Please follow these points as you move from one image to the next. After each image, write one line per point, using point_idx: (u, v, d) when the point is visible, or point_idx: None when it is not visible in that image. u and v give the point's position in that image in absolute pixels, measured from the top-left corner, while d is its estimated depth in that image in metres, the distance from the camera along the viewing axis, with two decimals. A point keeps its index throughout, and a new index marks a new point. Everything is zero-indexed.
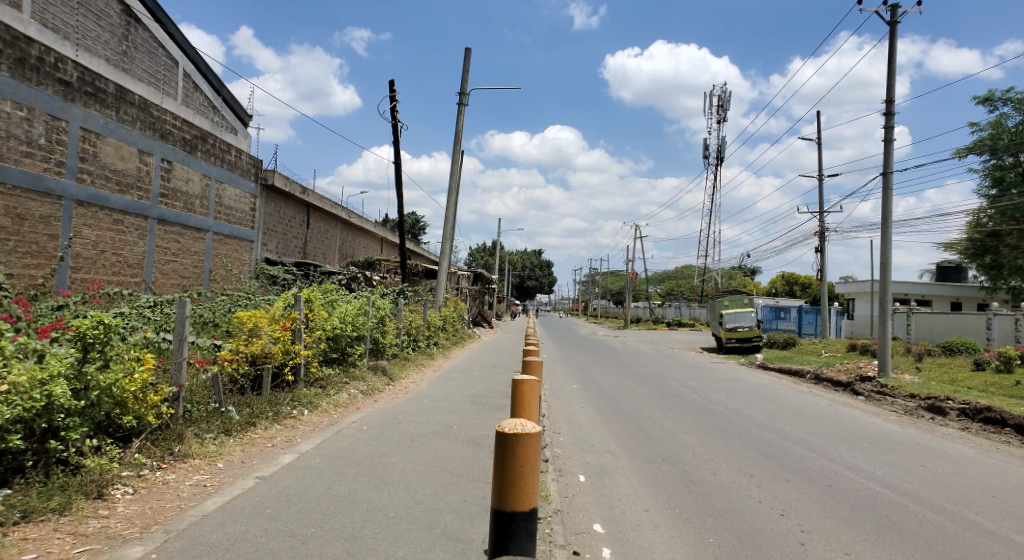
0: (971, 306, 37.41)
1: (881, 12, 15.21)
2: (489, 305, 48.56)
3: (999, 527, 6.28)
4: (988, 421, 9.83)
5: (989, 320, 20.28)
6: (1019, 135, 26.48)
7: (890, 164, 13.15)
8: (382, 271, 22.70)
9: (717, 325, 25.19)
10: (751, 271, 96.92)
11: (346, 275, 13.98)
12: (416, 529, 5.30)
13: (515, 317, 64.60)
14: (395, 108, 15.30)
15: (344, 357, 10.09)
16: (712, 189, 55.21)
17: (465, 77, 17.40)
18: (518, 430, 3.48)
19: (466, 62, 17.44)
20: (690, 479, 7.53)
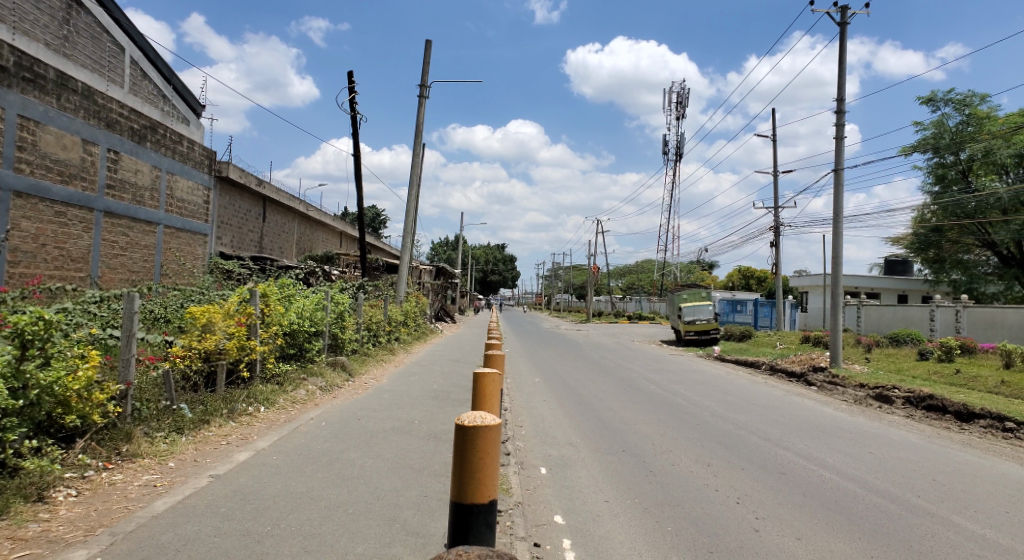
0: (916, 299, 38.92)
1: (829, 14, 15.85)
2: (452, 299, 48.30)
3: (939, 508, 6.56)
4: (930, 409, 10.27)
5: (933, 312, 20.98)
6: (960, 135, 27.64)
7: (841, 161, 13.51)
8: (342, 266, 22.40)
9: (676, 318, 25.68)
10: (709, 264, 98.99)
11: (304, 269, 13.75)
12: (375, 525, 5.25)
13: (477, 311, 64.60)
14: (355, 99, 15.05)
15: (302, 352, 9.87)
16: (673, 184, 55.97)
17: (427, 70, 17.19)
18: (476, 422, 3.46)
19: (427, 54, 17.21)
20: (650, 470, 7.63)
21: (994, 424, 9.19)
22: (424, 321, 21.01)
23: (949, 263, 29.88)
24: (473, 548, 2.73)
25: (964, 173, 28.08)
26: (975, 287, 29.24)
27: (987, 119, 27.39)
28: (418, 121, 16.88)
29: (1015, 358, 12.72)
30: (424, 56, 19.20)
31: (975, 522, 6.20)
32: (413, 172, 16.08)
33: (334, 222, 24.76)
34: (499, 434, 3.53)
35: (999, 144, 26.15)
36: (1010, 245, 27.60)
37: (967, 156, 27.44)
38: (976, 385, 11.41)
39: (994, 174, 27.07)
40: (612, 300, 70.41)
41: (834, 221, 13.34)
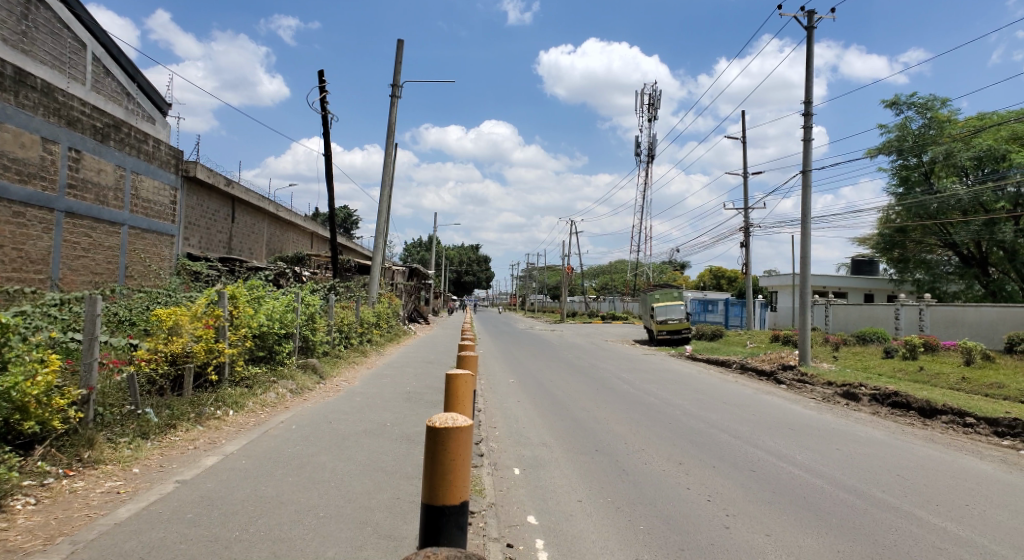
0: (882, 298, 39.82)
1: (796, 19, 16.11)
2: (425, 301, 47.99)
3: (903, 503, 6.70)
4: (895, 405, 10.50)
5: (897, 311, 21.53)
6: (922, 138, 28.33)
7: (809, 163, 13.73)
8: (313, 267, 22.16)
9: (648, 318, 25.93)
10: (681, 265, 100.12)
11: (274, 270, 13.57)
12: (346, 528, 5.19)
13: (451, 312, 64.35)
14: (326, 98, 14.90)
15: (272, 355, 9.72)
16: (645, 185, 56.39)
17: (399, 70, 17.08)
18: (450, 423, 3.40)
19: (400, 54, 17.09)
20: (623, 469, 7.67)
21: (956, 419, 9.45)
22: (397, 323, 20.88)
23: (913, 262, 30.59)
24: (443, 549, 2.69)
25: (926, 175, 28.75)
26: (937, 286, 29.81)
27: (947, 122, 28.15)
28: (391, 121, 16.77)
29: (975, 355, 13.07)
30: (397, 55, 19.03)
31: (937, 516, 6.34)
32: (385, 172, 15.95)
33: (304, 223, 24.45)
34: (471, 434, 3.48)
35: (959, 147, 26.87)
36: (969, 245, 28.39)
37: (929, 159, 28.12)
38: (939, 382, 11.69)
39: (955, 177, 27.58)
40: (585, 300, 70.72)
41: (802, 222, 13.55)
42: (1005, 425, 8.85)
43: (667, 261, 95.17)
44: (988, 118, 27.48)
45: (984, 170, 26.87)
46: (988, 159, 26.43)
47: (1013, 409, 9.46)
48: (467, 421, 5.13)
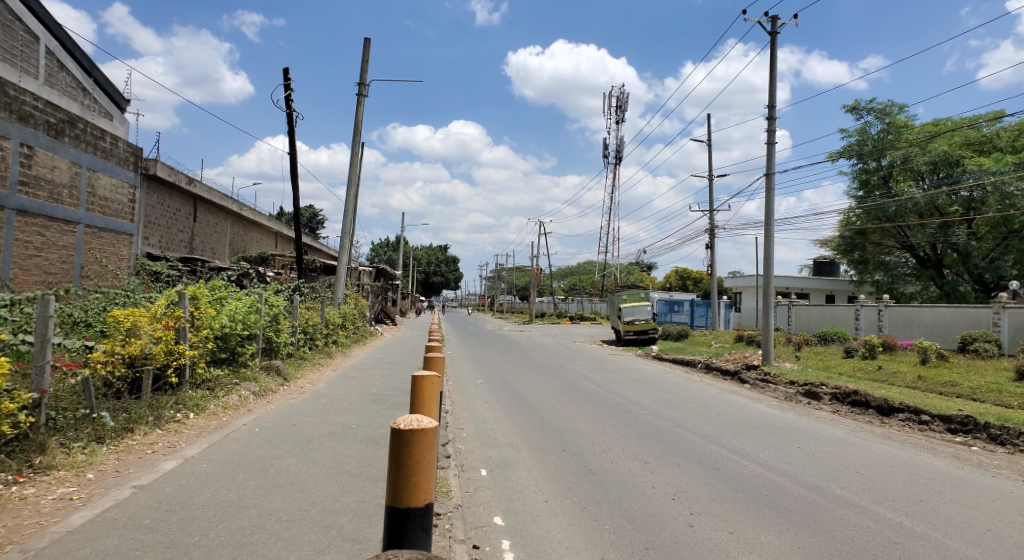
0: (842, 299, 40.78)
1: (760, 24, 16.38)
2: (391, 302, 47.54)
3: (860, 499, 6.87)
4: (855, 404, 10.74)
5: (857, 312, 21.99)
6: (881, 143, 29.06)
7: (772, 165, 13.96)
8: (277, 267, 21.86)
9: (616, 319, 26.16)
10: (648, 266, 101.21)
11: (237, 271, 13.34)
12: (309, 532, 5.13)
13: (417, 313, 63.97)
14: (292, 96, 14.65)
15: (234, 356, 9.55)
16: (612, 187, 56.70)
17: (366, 68, 16.91)
18: (414, 426, 3.23)
19: (368, 52, 16.93)
20: (590, 468, 7.72)
21: (912, 417, 9.70)
22: (363, 324, 20.69)
23: (872, 264, 31.35)
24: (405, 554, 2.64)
25: (885, 178, 29.50)
26: (895, 287, 30.71)
27: (904, 128, 28.97)
28: (357, 120, 16.60)
29: (930, 354, 13.44)
30: (364, 53, 18.84)
31: (893, 511, 6.51)
32: (352, 172, 15.78)
33: (269, 222, 24.07)
34: (437, 436, 3.30)
35: (916, 152, 27.67)
36: (926, 248, 29.22)
37: (888, 163, 28.84)
38: (896, 381, 12.01)
39: (912, 180, 28.59)
40: (554, 300, 70.97)
41: (765, 224, 13.77)
42: (958, 422, 9.13)
43: (635, 262, 96.11)
44: (943, 124, 28.36)
45: (940, 175, 27.69)
46: (944, 164, 27.24)
47: (966, 406, 9.77)
48: (433, 423, 5.01)
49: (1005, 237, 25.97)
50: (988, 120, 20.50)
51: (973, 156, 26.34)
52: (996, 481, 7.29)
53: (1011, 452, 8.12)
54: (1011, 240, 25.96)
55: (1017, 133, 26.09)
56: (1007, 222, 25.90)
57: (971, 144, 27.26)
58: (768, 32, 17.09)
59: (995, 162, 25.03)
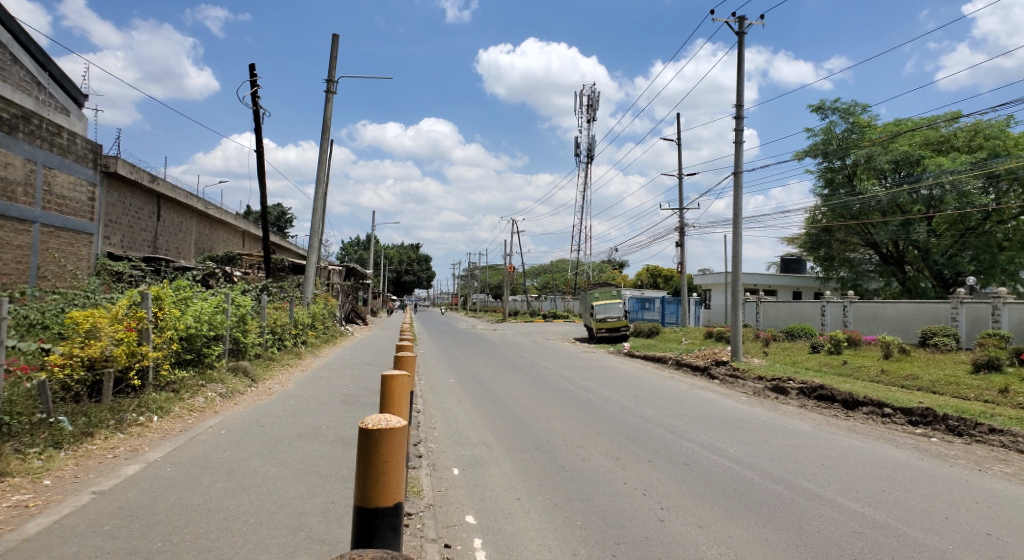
0: (808, 296, 41.65)
1: (728, 24, 16.66)
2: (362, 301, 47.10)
3: (826, 491, 7.00)
4: (821, 398, 10.97)
5: (823, 308, 22.41)
6: (845, 142, 29.72)
7: (740, 164, 14.15)
8: (245, 267, 21.50)
9: (588, 317, 26.29)
10: (618, 264, 102.18)
11: (202, 271, 13.09)
12: (278, 534, 5.06)
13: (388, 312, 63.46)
14: (257, 93, 14.38)
15: (200, 358, 9.37)
16: (584, 185, 56.88)
17: (335, 65, 16.71)
18: (382, 424, 3.14)
19: (336, 48, 16.72)
20: (562, 465, 7.76)
21: (875, 410, 9.94)
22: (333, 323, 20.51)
23: (837, 261, 31.88)
24: (374, 553, 2.61)
25: (850, 177, 29.99)
26: (860, 284, 31.31)
27: (868, 127, 29.64)
28: (326, 117, 16.40)
29: (893, 349, 13.81)
30: (331, 48, 18.48)
31: (856, 502, 6.65)
32: (320, 170, 15.56)
33: (236, 222, 23.67)
34: (407, 436, 3.19)
35: (878, 151, 28.29)
36: (888, 245, 29.85)
37: (852, 161, 29.46)
38: (861, 374, 12.31)
39: (875, 179, 29.20)
40: (526, 299, 71.07)
41: (734, 222, 13.95)
42: (918, 414, 9.40)
43: (606, 261, 96.90)
44: (904, 124, 29.07)
45: (902, 173, 28.38)
46: (905, 163, 27.92)
47: (926, 398, 10.04)
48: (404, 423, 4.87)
49: (962, 235, 27.00)
50: (945, 120, 20.84)
51: (933, 156, 27.10)
52: (955, 471, 7.50)
53: (967, 443, 8.40)
54: (968, 238, 26.96)
55: (973, 133, 26.95)
56: (965, 220, 26.97)
57: (931, 144, 28.00)
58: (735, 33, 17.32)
59: (954, 161, 25.79)
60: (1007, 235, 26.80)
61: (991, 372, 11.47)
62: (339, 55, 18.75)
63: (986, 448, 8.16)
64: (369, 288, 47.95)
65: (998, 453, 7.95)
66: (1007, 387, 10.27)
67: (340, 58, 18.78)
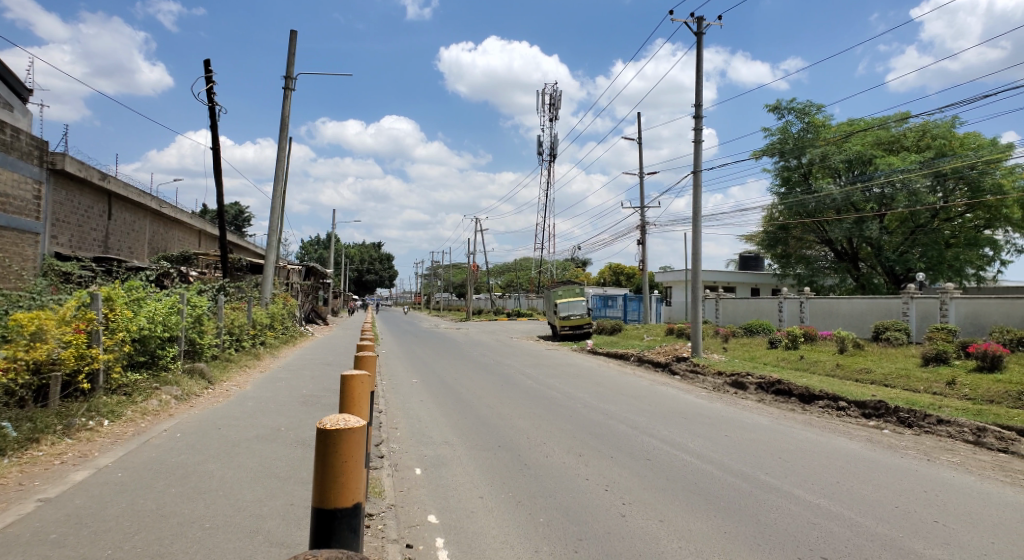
0: (766, 292, 42.60)
1: (686, 24, 16.97)
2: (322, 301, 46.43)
3: (783, 483, 7.15)
4: (778, 393, 11.19)
5: (780, 304, 22.90)
6: (801, 142, 30.43)
7: (699, 163, 14.37)
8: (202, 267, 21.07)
9: (552, 314, 26.42)
10: (583, 263, 103.08)
11: (155, 271, 12.80)
12: (234, 538, 4.97)
13: (351, 312, 62.75)
14: (213, 89, 14.09)
15: (154, 360, 9.16)
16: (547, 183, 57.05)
17: (294, 61, 16.46)
18: (342, 425, 2.93)
19: (294, 44, 16.46)
20: (525, 463, 7.79)
21: (830, 403, 10.19)
22: (293, 324, 20.25)
23: (794, 258, 32.55)
24: (327, 549, 2.53)
25: (804, 176, 30.94)
26: (815, 280, 31.72)
27: (822, 127, 30.33)
28: (285, 114, 16.16)
29: (847, 343, 14.19)
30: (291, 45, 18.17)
31: (812, 493, 6.80)
32: (279, 168, 15.32)
33: (192, 221, 23.17)
34: (366, 436, 3.01)
35: (833, 150, 29.00)
36: (843, 242, 30.65)
37: (808, 161, 30.14)
38: (817, 368, 12.63)
39: (829, 178, 29.91)
40: (491, 297, 71.07)
41: (693, 220, 14.16)
42: (871, 407, 9.66)
43: (571, 259, 97.61)
44: (857, 124, 29.89)
45: (854, 172, 29.13)
46: (858, 162, 28.65)
47: (878, 391, 10.34)
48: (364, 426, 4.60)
49: (912, 232, 27.95)
50: (895, 121, 21.21)
51: (884, 155, 27.94)
52: (905, 461, 7.74)
53: (917, 434, 8.68)
54: (917, 235, 27.97)
55: (922, 133, 27.89)
56: (914, 218, 27.90)
57: (882, 144, 28.78)
58: (692, 33, 17.49)
59: (904, 161, 26.73)
60: (954, 233, 27.87)
61: (939, 365, 11.87)
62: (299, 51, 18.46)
63: (934, 439, 8.44)
64: (330, 288, 47.35)
65: (945, 443, 8.23)
66: (954, 379, 10.65)
67: (300, 54, 18.49)
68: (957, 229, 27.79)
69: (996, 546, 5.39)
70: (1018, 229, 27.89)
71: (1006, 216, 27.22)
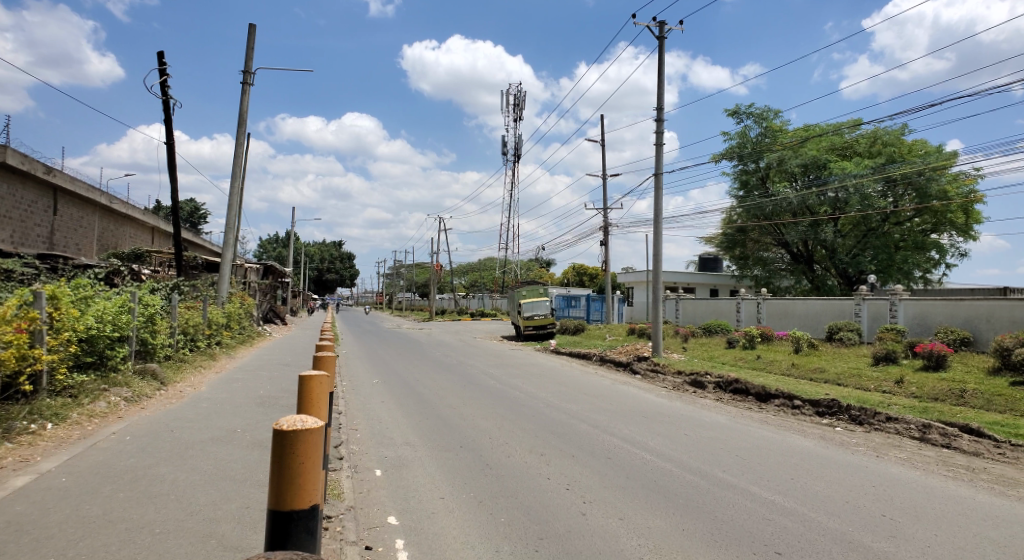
0: (725, 293, 43.47)
1: (649, 28, 17.29)
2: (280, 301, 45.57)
3: (739, 480, 7.28)
4: (736, 392, 11.43)
5: (738, 305, 23.39)
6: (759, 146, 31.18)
7: (661, 165, 14.56)
8: (154, 265, 20.46)
9: (516, 315, 26.46)
10: (546, 263, 103.61)
11: (105, 268, 12.37)
12: (187, 543, 4.83)
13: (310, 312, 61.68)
14: (166, 82, 13.69)
15: (103, 360, 8.85)
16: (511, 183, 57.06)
17: (252, 56, 16.11)
18: (298, 425, 2.73)
19: (251, 38, 16.11)
20: (486, 463, 7.77)
21: (786, 402, 10.44)
22: (251, 324, 19.83)
23: (752, 260, 33.27)
24: (276, 551, 2.55)
25: (762, 179, 31.86)
26: (772, 281, 32.60)
27: (779, 132, 31.08)
28: (243, 110, 15.81)
29: (802, 343, 14.56)
30: (249, 39, 17.73)
31: (767, 490, 6.94)
32: (236, 164, 14.98)
33: (144, 217, 22.49)
34: (325, 436, 2.85)
35: (789, 154, 29.93)
36: (798, 244, 31.44)
37: (765, 164, 30.97)
38: (773, 368, 12.93)
39: (786, 181, 30.76)
40: (455, 297, 70.72)
41: (654, 222, 14.35)
42: (824, 405, 9.94)
43: (535, 260, 97.96)
44: (813, 129, 30.71)
45: (809, 177, 29.98)
46: (813, 167, 29.51)
47: (831, 390, 10.64)
48: (323, 428, 4.35)
49: (864, 235, 28.80)
50: (848, 128, 21.82)
51: (838, 160, 28.83)
52: (855, 457, 7.98)
53: (867, 431, 8.96)
54: (869, 238, 28.80)
55: (873, 140, 28.85)
56: (866, 222, 28.69)
57: (836, 150, 29.75)
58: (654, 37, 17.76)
59: (856, 166, 27.67)
60: (903, 236, 28.83)
61: (888, 364, 12.26)
62: (257, 45, 18.04)
63: (883, 436, 8.72)
64: (288, 286, 46.47)
65: (893, 440, 8.52)
66: (902, 378, 11.02)
67: (258, 48, 18.06)
68: (906, 232, 28.73)
69: (938, 538, 5.59)
70: (961, 233, 29.07)
71: (951, 220, 28.36)
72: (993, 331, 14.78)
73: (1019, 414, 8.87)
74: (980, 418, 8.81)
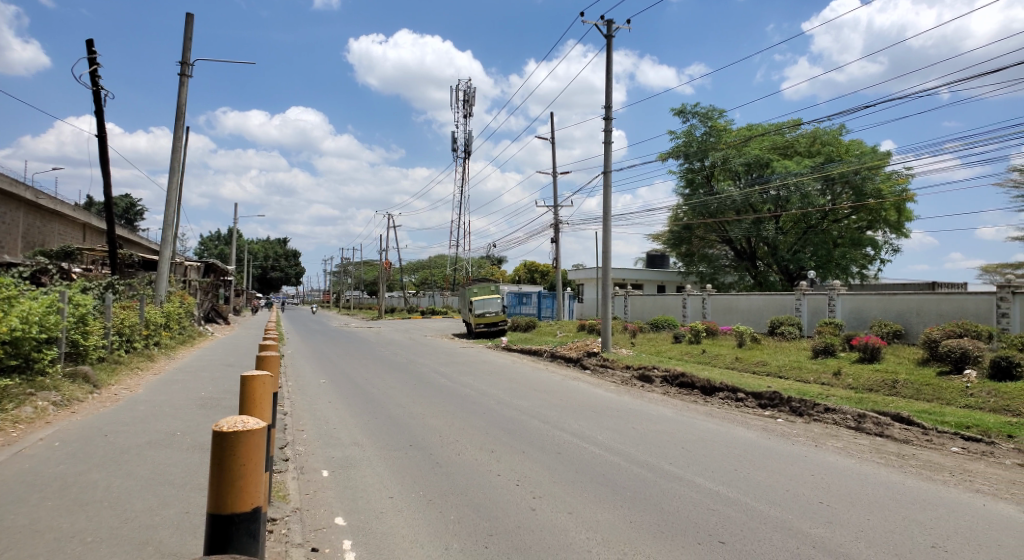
0: (671, 289, 44.44)
1: (597, 27, 17.42)
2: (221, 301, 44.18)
3: (685, 472, 7.45)
4: (683, 386, 11.70)
5: (685, 301, 23.94)
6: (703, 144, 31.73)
7: (609, 163, 14.72)
8: (87, 263, 19.63)
9: (467, 312, 26.44)
10: (499, 260, 103.77)
11: (32, 266, 11.77)
12: (121, 551, 4.66)
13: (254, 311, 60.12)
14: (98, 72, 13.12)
15: (28, 363, 8.43)
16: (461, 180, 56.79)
17: (190, 47, 15.59)
18: (240, 426, 2.60)
19: (189, 29, 15.59)
20: (436, 461, 7.73)
21: (730, 395, 10.75)
22: (191, 324, 19.22)
23: (697, 257, 34.16)
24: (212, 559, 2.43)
25: (706, 178, 32.42)
26: (716, 277, 33.65)
27: (723, 131, 31.71)
28: (181, 102, 15.29)
29: (745, 338, 15.00)
30: (187, 28, 17.10)
31: (712, 481, 7.12)
32: (175, 158, 14.47)
33: (75, 213, 21.57)
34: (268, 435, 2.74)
35: (733, 153, 30.66)
36: (741, 242, 32.38)
37: (710, 163, 31.59)
38: (718, 362, 13.29)
39: (730, 180, 31.58)
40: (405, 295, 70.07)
41: (603, 219, 14.51)
42: (767, 398, 10.27)
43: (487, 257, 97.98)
44: (755, 129, 31.57)
45: (752, 175, 30.87)
46: (756, 166, 30.40)
47: (773, 383, 10.98)
48: (268, 430, 4.21)
49: (805, 232, 29.86)
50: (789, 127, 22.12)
51: (780, 159, 29.77)
52: (796, 447, 8.24)
53: (807, 422, 9.28)
54: (809, 235, 29.92)
55: (812, 140, 29.92)
56: (806, 219, 29.76)
57: (777, 149, 30.66)
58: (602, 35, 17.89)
59: (797, 166, 28.57)
60: (841, 234, 29.96)
61: (826, 356, 12.74)
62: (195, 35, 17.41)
63: (822, 426, 9.05)
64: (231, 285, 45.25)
65: (831, 430, 8.85)
66: (839, 370, 11.47)
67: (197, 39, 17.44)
68: (843, 230, 29.85)
69: (870, 522, 5.83)
70: (894, 231, 30.39)
71: (885, 218, 29.57)
72: (923, 324, 15.57)
73: (945, 402, 9.34)
74: (911, 407, 9.24)
